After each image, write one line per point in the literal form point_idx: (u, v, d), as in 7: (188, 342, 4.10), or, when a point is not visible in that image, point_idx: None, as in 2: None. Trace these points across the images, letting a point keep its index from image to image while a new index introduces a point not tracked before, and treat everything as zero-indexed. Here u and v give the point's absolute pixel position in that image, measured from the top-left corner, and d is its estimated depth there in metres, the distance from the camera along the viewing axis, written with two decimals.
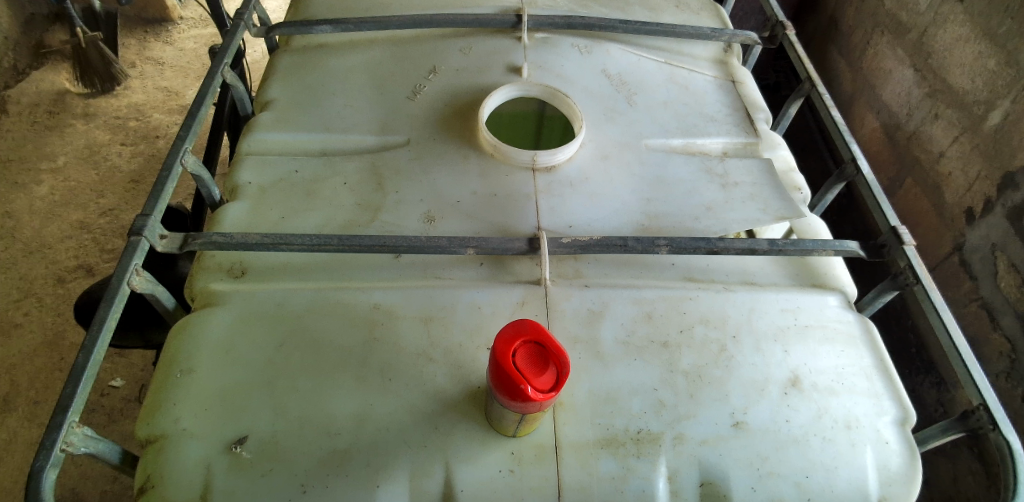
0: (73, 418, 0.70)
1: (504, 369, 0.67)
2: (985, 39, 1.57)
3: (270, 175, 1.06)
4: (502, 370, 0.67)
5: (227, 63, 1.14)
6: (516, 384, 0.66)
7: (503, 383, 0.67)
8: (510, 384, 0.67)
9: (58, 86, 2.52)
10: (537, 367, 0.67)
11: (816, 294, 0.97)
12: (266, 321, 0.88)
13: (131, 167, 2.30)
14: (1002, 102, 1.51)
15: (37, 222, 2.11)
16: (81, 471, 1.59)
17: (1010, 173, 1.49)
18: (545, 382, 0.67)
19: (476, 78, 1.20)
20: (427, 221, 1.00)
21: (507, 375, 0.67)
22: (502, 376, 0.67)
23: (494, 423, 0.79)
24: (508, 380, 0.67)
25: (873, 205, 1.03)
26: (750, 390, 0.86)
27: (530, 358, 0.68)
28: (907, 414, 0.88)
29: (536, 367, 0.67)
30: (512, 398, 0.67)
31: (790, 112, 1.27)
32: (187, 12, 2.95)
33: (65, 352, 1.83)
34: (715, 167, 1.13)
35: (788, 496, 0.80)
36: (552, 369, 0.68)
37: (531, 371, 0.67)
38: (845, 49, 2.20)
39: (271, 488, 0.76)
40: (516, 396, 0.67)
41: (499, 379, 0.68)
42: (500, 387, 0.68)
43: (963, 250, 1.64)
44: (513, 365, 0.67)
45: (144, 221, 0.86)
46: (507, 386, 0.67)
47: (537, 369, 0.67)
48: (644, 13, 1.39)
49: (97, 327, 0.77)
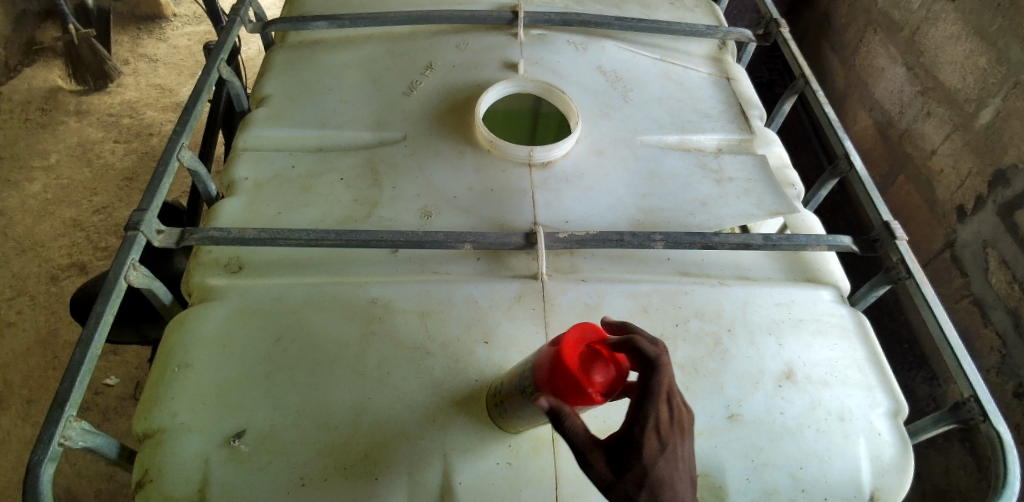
0: (70, 413, 0.70)
1: (563, 366, 0.62)
2: (977, 37, 1.58)
3: (267, 170, 1.06)
4: (563, 372, 0.62)
5: (223, 59, 1.14)
6: (578, 385, 0.61)
7: (564, 383, 0.62)
8: (571, 384, 0.61)
9: (50, 83, 2.51)
10: (605, 369, 0.60)
11: (809, 288, 0.98)
12: (263, 316, 0.88)
13: (125, 164, 2.29)
14: (993, 99, 1.53)
15: (30, 220, 2.10)
16: (76, 469, 1.59)
17: (1002, 170, 1.51)
18: (601, 383, 0.60)
19: (471, 74, 1.21)
20: (423, 217, 1.01)
21: (566, 375, 0.62)
22: (563, 377, 0.62)
23: (504, 414, 0.77)
24: (569, 380, 0.61)
25: (866, 200, 1.03)
26: (746, 382, 0.87)
27: (594, 360, 0.60)
28: (898, 406, 0.89)
29: (593, 368, 0.60)
30: (575, 400, 0.62)
31: (785, 108, 1.27)
32: (182, 9, 2.93)
33: (59, 350, 1.82)
34: (710, 162, 1.14)
35: (782, 487, 0.81)
36: (610, 370, 0.60)
37: (588, 373, 0.60)
38: (838, 46, 2.21)
39: (270, 482, 0.76)
40: (577, 398, 0.62)
41: (560, 380, 0.62)
42: (560, 387, 0.63)
43: (955, 246, 1.65)
44: (575, 364, 0.61)
45: (141, 215, 0.86)
46: (567, 387, 0.62)
47: (605, 371, 0.60)
48: (639, 10, 1.40)
49: (95, 322, 0.77)
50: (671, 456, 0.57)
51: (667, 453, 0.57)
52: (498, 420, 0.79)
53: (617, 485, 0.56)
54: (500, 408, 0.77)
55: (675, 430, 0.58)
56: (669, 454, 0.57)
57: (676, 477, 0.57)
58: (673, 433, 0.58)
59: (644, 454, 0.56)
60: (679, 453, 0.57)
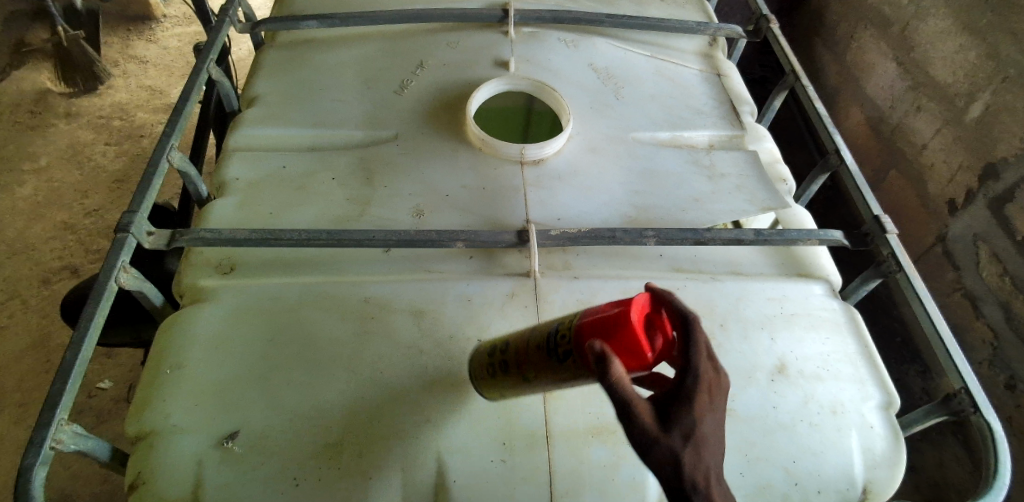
0: (61, 416, 0.70)
1: (626, 326, 0.58)
2: (967, 32, 1.59)
3: (259, 170, 1.06)
4: (625, 335, 0.59)
5: (212, 59, 1.13)
6: (639, 347, 0.59)
7: (623, 347, 0.59)
8: (630, 344, 0.59)
9: (39, 85, 2.49)
10: (664, 334, 0.60)
11: (801, 282, 0.99)
12: (256, 317, 0.88)
13: (116, 166, 2.28)
14: (983, 94, 1.55)
15: (21, 223, 2.08)
16: (70, 473, 1.58)
17: (992, 163, 1.52)
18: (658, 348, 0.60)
19: (463, 72, 1.20)
20: (416, 215, 1.00)
21: (629, 338, 0.59)
22: (622, 341, 0.59)
23: (504, 380, 0.75)
24: (629, 343, 0.59)
25: (857, 195, 1.04)
26: (739, 378, 0.87)
27: (652, 324, 0.60)
28: (890, 398, 0.90)
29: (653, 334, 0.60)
30: (626, 363, 0.60)
31: (775, 104, 1.28)
32: (171, 10, 2.91)
33: (52, 353, 1.81)
34: (702, 158, 1.14)
35: (776, 481, 0.81)
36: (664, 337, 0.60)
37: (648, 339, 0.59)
38: (830, 42, 2.22)
39: (263, 483, 0.76)
40: (628, 364, 0.60)
41: (618, 344, 0.59)
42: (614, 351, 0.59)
43: (946, 240, 1.66)
44: (638, 324, 0.59)
45: (131, 217, 0.86)
46: (625, 350, 0.59)
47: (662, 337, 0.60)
48: (631, 7, 1.40)
49: (85, 324, 0.76)
50: (715, 414, 0.56)
51: (712, 411, 0.56)
52: (490, 382, 0.78)
53: (663, 440, 0.54)
54: (510, 372, 0.73)
55: (720, 392, 0.58)
56: (715, 412, 0.57)
57: (717, 435, 0.56)
58: (717, 392, 0.57)
59: (692, 408, 0.55)
60: (721, 412, 0.57)
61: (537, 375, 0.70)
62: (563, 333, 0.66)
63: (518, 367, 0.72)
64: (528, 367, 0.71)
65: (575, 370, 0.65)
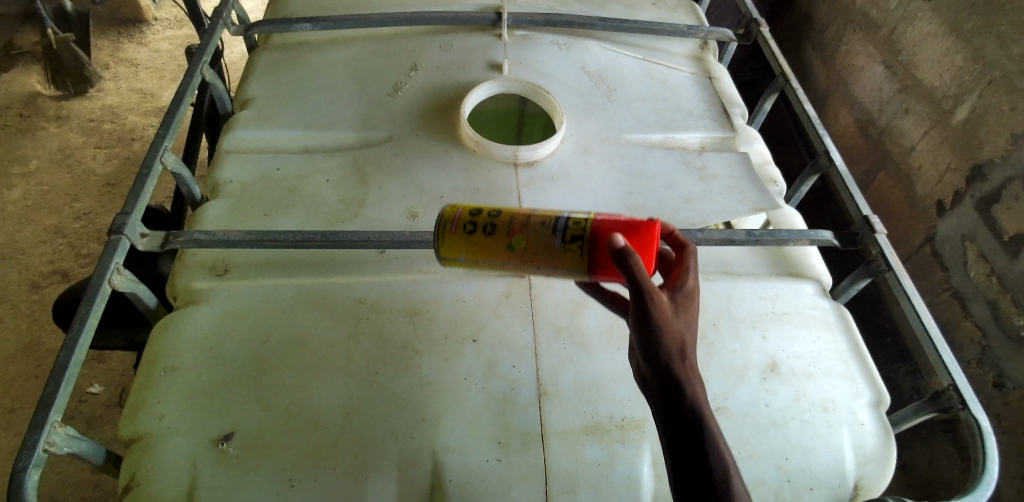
0: (55, 418, 0.69)
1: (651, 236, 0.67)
2: (953, 35, 1.62)
3: (252, 173, 1.06)
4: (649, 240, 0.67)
5: (206, 61, 1.13)
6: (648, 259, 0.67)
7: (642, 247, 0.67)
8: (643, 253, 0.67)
9: (28, 88, 2.48)
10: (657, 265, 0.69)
11: (792, 281, 1.00)
12: (250, 318, 0.88)
13: (107, 169, 2.27)
14: (969, 96, 1.57)
15: (10, 227, 2.07)
16: (60, 478, 1.56)
17: (978, 165, 1.54)
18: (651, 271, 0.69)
19: (455, 75, 1.21)
20: (410, 217, 1.01)
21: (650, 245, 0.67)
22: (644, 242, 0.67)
23: (481, 243, 0.71)
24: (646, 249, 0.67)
25: (845, 195, 1.05)
26: (730, 375, 0.88)
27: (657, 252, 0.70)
28: (880, 396, 0.91)
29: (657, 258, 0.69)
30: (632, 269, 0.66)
31: (766, 105, 1.29)
32: (162, 13, 2.90)
33: (42, 358, 1.79)
34: (694, 160, 1.15)
35: (768, 478, 0.82)
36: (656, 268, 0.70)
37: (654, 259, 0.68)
38: (818, 45, 2.24)
39: (258, 484, 0.76)
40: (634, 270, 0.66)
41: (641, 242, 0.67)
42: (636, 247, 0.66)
43: (935, 240, 1.69)
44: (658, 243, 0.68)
45: (124, 220, 0.85)
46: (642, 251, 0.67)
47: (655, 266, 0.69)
48: (622, 10, 1.41)
49: (79, 327, 0.76)
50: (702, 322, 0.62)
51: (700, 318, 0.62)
52: (459, 241, 0.72)
53: (673, 324, 0.57)
54: (496, 235, 0.71)
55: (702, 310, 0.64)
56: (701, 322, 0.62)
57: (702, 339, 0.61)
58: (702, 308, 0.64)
59: (692, 307, 0.60)
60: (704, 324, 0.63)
61: (526, 250, 0.70)
62: (576, 221, 0.69)
63: (507, 235, 0.71)
64: (520, 237, 0.70)
65: (573, 258, 0.68)
